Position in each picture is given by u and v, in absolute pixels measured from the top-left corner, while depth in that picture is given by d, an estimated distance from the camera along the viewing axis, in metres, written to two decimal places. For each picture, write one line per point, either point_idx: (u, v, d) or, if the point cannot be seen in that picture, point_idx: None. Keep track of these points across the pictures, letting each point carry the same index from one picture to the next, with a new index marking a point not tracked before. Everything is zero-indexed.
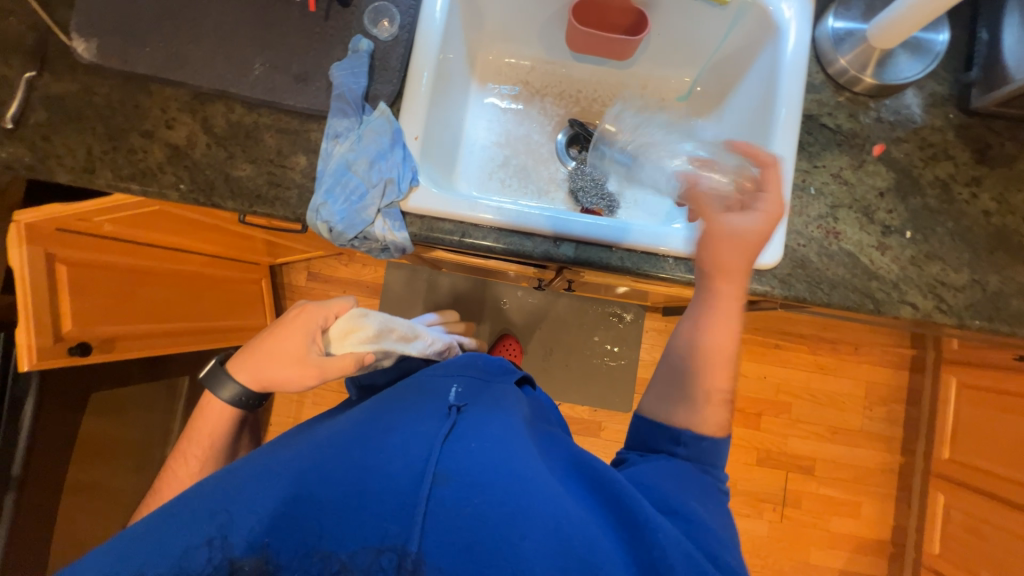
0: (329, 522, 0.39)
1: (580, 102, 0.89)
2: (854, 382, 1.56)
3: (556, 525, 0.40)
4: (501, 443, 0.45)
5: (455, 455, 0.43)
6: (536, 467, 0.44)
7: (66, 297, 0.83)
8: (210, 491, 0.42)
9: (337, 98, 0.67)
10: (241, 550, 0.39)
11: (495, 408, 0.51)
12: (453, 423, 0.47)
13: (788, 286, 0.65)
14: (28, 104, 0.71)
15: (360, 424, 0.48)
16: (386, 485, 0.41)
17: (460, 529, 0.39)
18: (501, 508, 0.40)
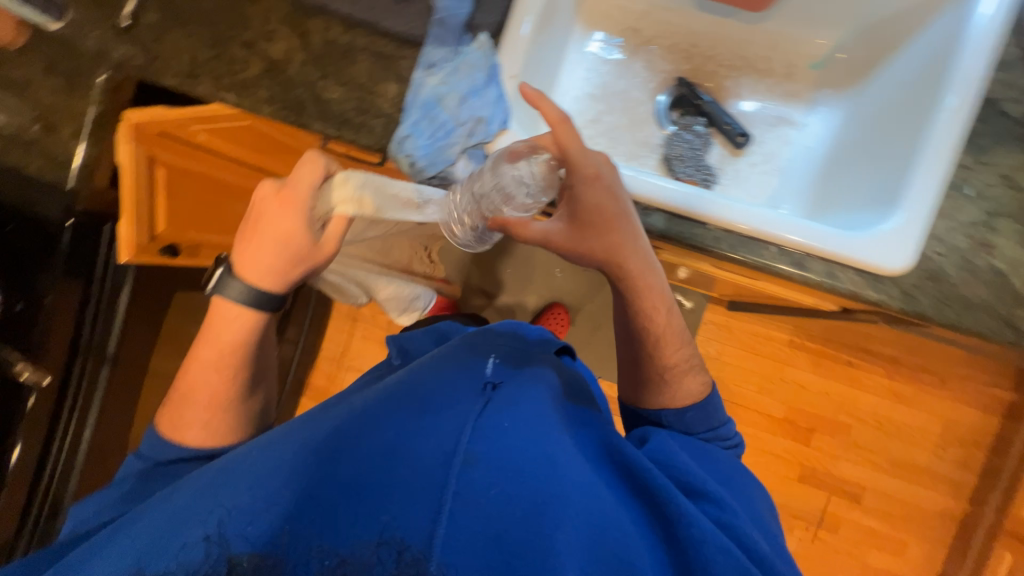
0: (355, 507, 0.43)
1: (693, 58, 0.80)
2: (931, 417, 1.41)
3: (583, 511, 0.45)
4: (531, 431, 0.50)
5: (486, 437, 0.48)
6: (566, 454, 0.49)
7: (160, 200, 0.89)
8: (217, 494, 0.46)
9: (437, 24, 0.63)
10: (241, 548, 0.41)
11: (532, 385, 0.58)
12: (488, 402, 0.53)
13: (910, 300, 0.57)
14: (143, 3, 0.73)
15: (381, 407, 0.53)
16: (419, 464, 0.46)
17: (490, 514, 0.43)
18: (532, 498, 0.44)
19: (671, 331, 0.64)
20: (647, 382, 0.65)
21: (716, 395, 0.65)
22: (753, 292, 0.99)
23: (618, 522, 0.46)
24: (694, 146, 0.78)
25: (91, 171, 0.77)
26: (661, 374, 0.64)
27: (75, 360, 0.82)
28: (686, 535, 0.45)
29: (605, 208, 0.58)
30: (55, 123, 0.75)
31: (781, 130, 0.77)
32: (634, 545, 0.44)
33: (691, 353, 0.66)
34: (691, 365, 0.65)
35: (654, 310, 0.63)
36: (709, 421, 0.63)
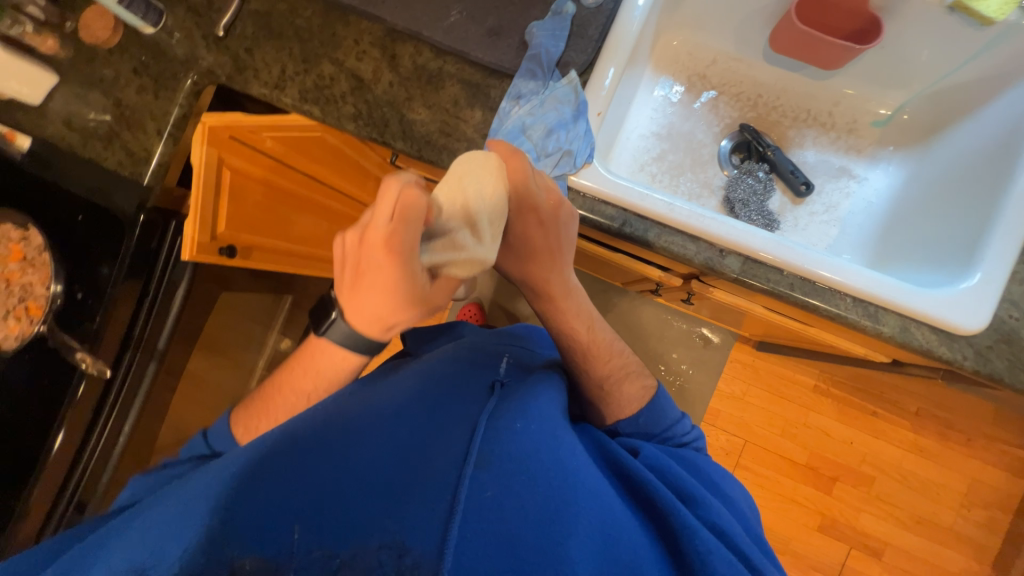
0: (361, 503, 0.41)
1: (758, 107, 0.83)
2: (955, 474, 1.40)
3: (599, 519, 0.43)
4: (545, 433, 0.49)
5: (499, 437, 0.47)
6: (579, 462, 0.48)
7: (224, 201, 0.89)
8: (217, 480, 0.43)
9: (530, 59, 0.66)
10: (241, 550, 0.38)
11: (541, 387, 0.57)
12: (496, 403, 0.52)
13: (984, 360, 0.57)
14: (239, 15, 0.75)
15: (392, 401, 0.52)
16: (431, 464, 0.44)
17: (498, 517, 0.41)
18: (544, 501, 0.43)
19: (602, 342, 0.65)
20: (587, 398, 0.66)
21: (663, 393, 0.66)
22: (794, 336, 1.00)
23: (628, 534, 0.44)
24: (757, 190, 0.79)
25: (167, 169, 0.78)
26: (600, 389, 0.64)
27: (127, 353, 0.81)
28: (689, 545, 0.44)
29: (531, 239, 0.57)
30: (139, 121, 0.77)
31: (842, 181, 0.79)
32: (643, 554, 0.43)
33: (629, 360, 0.67)
34: (626, 372, 0.66)
35: (573, 327, 0.63)
36: (665, 421, 0.64)
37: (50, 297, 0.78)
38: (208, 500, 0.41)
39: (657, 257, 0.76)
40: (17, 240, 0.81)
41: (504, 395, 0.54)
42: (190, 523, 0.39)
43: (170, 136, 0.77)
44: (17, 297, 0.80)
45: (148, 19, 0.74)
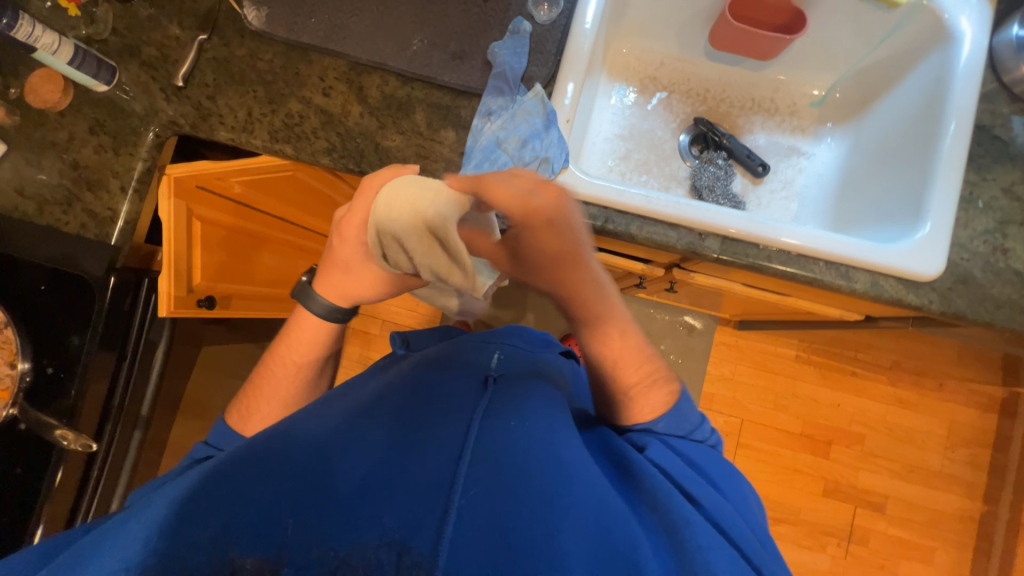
0: (353, 507, 0.40)
1: (707, 101, 0.89)
2: (935, 419, 1.49)
3: (595, 512, 0.43)
4: (540, 426, 0.50)
5: (495, 434, 0.47)
6: (576, 455, 0.48)
7: (197, 251, 0.87)
8: (208, 491, 0.42)
9: (495, 77, 0.70)
10: (243, 548, 0.38)
11: (535, 384, 0.58)
12: (491, 398, 0.53)
13: (947, 301, 0.63)
14: (197, 64, 0.75)
15: (386, 406, 0.51)
16: (425, 463, 0.44)
17: (495, 513, 0.41)
18: (541, 495, 0.43)
19: (625, 350, 0.61)
20: (607, 404, 0.64)
21: (685, 398, 0.62)
22: (773, 309, 1.05)
23: (626, 525, 0.44)
24: (720, 176, 0.84)
25: (134, 227, 0.76)
26: (619, 397, 0.62)
27: (108, 423, 0.78)
28: (689, 541, 0.44)
29: (548, 248, 0.52)
30: (99, 181, 0.75)
31: (794, 159, 0.86)
32: (644, 548, 0.43)
33: (654, 365, 0.63)
34: (653, 378, 0.62)
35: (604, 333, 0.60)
36: (685, 426, 0.60)
37: (19, 374, 0.70)
38: (200, 501, 0.41)
39: (640, 249, 0.80)
40: None
41: (498, 389, 0.54)
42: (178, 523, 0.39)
43: (135, 192, 0.75)
44: None
45: (101, 78, 0.73)
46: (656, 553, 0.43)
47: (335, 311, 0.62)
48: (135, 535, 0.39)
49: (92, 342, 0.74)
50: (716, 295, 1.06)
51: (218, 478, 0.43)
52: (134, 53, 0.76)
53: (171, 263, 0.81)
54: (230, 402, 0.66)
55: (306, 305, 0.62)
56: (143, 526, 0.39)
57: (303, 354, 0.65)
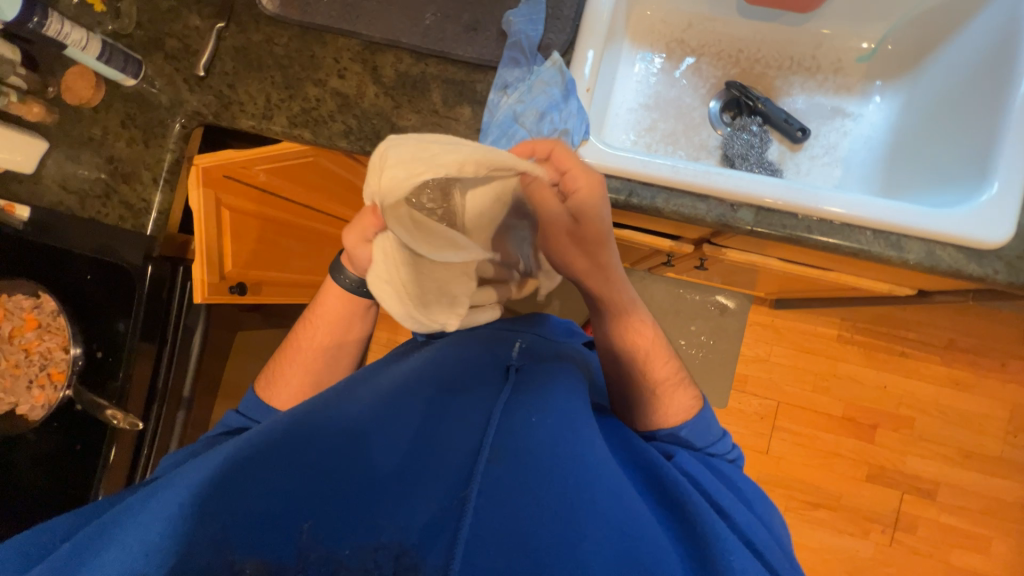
0: (374, 501, 0.41)
1: (740, 62, 0.82)
2: (995, 402, 1.38)
3: (616, 515, 0.42)
4: (563, 422, 0.48)
5: (515, 430, 0.47)
6: (598, 454, 0.47)
7: (227, 239, 0.89)
8: (233, 476, 0.43)
9: (511, 47, 0.67)
10: (243, 550, 0.39)
11: (559, 373, 0.56)
12: (513, 390, 0.52)
13: (1015, 270, 0.57)
14: (217, 53, 0.75)
15: (408, 394, 0.51)
16: (445, 460, 0.44)
17: (514, 516, 0.41)
18: (561, 497, 0.42)
19: (652, 349, 0.63)
20: (637, 402, 0.62)
21: (708, 409, 0.62)
22: (813, 285, 0.99)
23: (647, 529, 0.43)
24: (754, 143, 0.79)
25: (167, 217, 0.79)
26: (652, 392, 0.61)
27: (156, 406, 0.82)
28: (719, 556, 0.42)
29: (590, 231, 0.54)
30: (133, 173, 0.78)
31: (838, 122, 0.79)
32: (665, 553, 0.42)
33: (678, 370, 0.64)
34: (680, 380, 0.63)
35: (637, 328, 0.63)
36: (709, 437, 0.59)
37: (71, 358, 0.78)
38: (229, 482, 0.42)
39: (667, 224, 0.76)
40: (30, 308, 0.80)
41: (520, 380, 0.53)
42: (211, 502, 0.41)
43: (166, 184, 0.78)
44: (38, 364, 0.79)
45: (128, 72, 0.75)
46: (680, 560, 0.42)
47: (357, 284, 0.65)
48: (169, 511, 0.40)
49: (136, 328, 0.78)
50: (750, 272, 1.00)
51: (246, 460, 0.44)
52: (158, 45, 0.77)
53: (203, 251, 0.84)
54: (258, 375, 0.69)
55: (334, 279, 0.66)
56: (176, 502, 0.41)
57: (322, 321, 0.67)
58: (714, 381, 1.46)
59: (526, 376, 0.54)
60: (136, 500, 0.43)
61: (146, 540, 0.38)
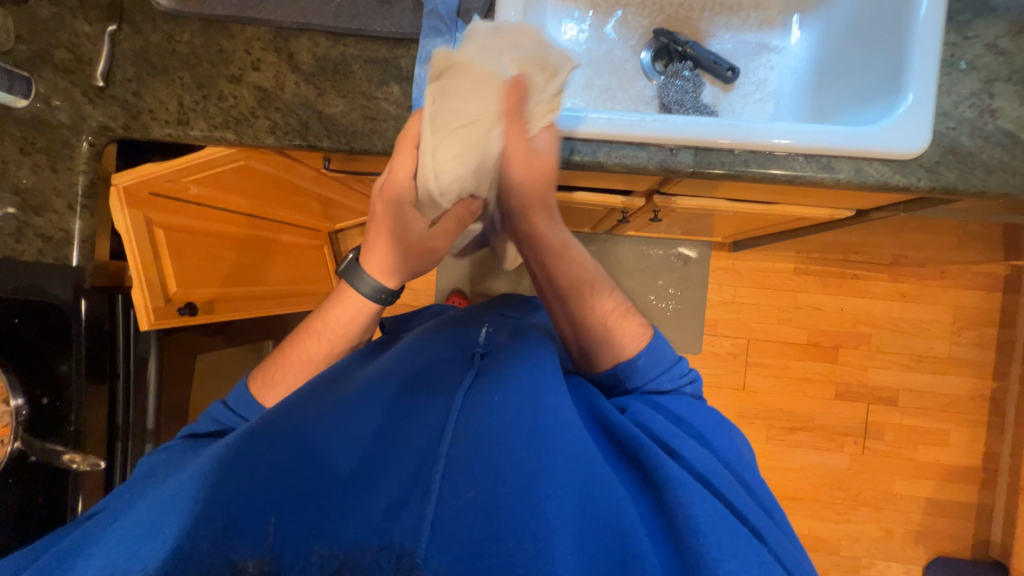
0: (341, 497, 0.42)
1: (665, 9, 0.82)
2: (939, 307, 1.49)
3: (580, 479, 0.43)
4: (526, 395, 0.48)
5: (477, 412, 0.47)
6: (561, 422, 0.46)
7: (167, 261, 0.85)
8: (196, 482, 0.42)
9: (429, 16, 0.65)
10: (243, 551, 0.39)
11: (521, 349, 0.55)
12: (476, 375, 0.52)
13: (936, 176, 0.60)
14: (114, 59, 0.69)
15: (378, 394, 0.51)
16: (411, 450, 0.45)
17: (482, 490, 0.42)
18: (524, 467, 0.43)
19: (600, 278, 0.64)
20: (596, 342, 0.62)
21: (661, 337, 0.63)
22: (763, 221, 1.02)
23: (612, 492, 0.44)
24: (688, 89, 0.80)
25: (93, 244, 0.74)
26: (602, 323, 0.62)
27: (118, 442, 0.81)
28: (670, 496, 0.45)
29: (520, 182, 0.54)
30: (45, 202, 0.72)
31: (764, 57, 0.81)
32: (630, 513, 0.42)
33: (624, 301, 0.65)
34: (627, 309, 0.64)
35: (581, 260, 0.63)
36: (665, 363, 0.61)
37: (15, 410, 0.70)
38: (195, 490, 0.42)
39: (615, 178, 0.77)
40: None
41: (484, 366, 0.54)
42: (178, 515, 0.40)
43: (85, 209, 0.72)
44: None
45: (16, 92, 0.68)
46: (641, 513, 0.45)
47: (384, 292, 0.60)
48: (132, 534, 0.40)
49: (79, 372, 0.75)
50: (704, 217, 1.03)
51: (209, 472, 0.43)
52: (45, 59, 0.70)
53: (141, 274, 0.79)
54: (254, 367, 0.63)
55: (352, 284, 0.59)
56: (146, 516, 0.41)
57: (338, 332, 0.61)
58: (685, 330, 1.51)
59: (489, 360, 0.55)
60: (94, 530, 0.42)
61: (113, 561, 0.38)
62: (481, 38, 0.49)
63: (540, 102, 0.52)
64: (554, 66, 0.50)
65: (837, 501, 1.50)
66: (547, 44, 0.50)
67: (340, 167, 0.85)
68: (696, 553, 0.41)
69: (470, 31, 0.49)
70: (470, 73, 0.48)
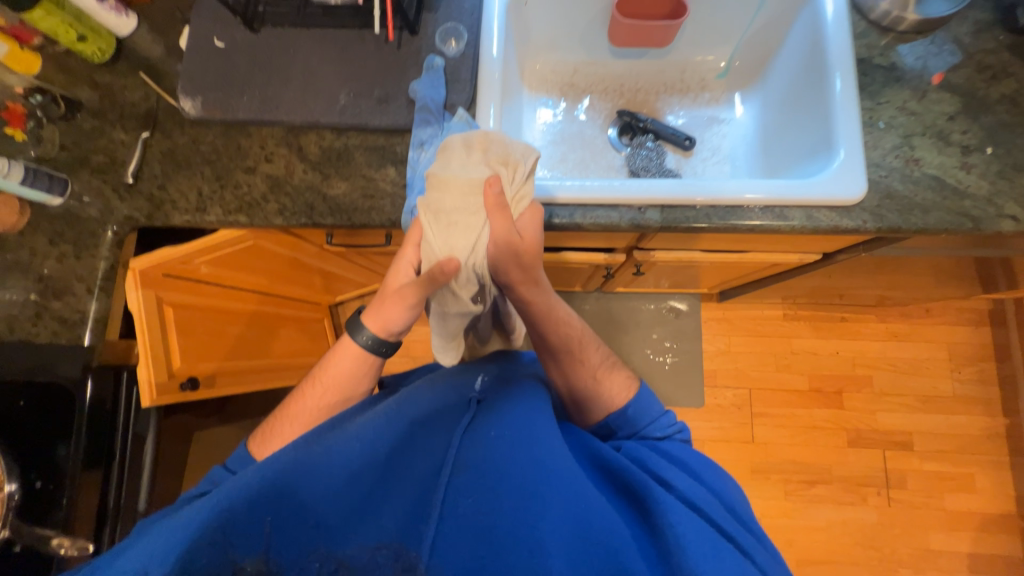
0: (348, 521, 0.48)
1: (625, 94, 0.95)
2: (933, 345, 1.50)
3: (571, 508, 0.47)
4: (523, 431, 0.52)
5: (475, 448, 0.51)
6: (553, 454, 0.50)
7: (173, 336, 0.88)
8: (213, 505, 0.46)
9: (421, 110, 0.74)
10: (244, 556, 0.46)
11: (518, 393, 0.58)
12: (474, 414, 0.55)
13: (879, 218, 0.66)
14: (144, 160, 0.79)
15: (377, 433, 0.52)
16: (415, 479, 0.51)
17: (477, 516, 0.47)
18: (518, 496, 0.47)
19: (586, 335, 0.66)
20: (585, 399, 0.65)
21: (645, 391, 0.66)
22: (741, 269, 1.08)
23: (602, 519, 0.47)
24: (653, 157, 0.90)
25: (106, 323, 0.78)
26: (591, 380, 0.65)
27: (106, 528, 0.78)
28: (662, 525, 0.46)
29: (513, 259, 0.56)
30: (66, 287, 0.77)
31: (715, 127, 0.92)
32: (620, 534, 0.46)
33: (608, 354, 0.68)
34: (612, 362, 0.67)
35: (568, 319, 0.64)
36: (653, 414, 0.63)
37: (7, 496, 0.69)
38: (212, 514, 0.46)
39: (594, 237, 0.83)
40: None
41: (483, 407, 0.56)
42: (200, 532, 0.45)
43: (101, 291, 0.78)
44: None
45: (54, 191, 0.77)
46: (635, 537, 0.47)
47: (374, 340, 0.61)
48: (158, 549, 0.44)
49: (76, 457, 0.75)
50: (685, 269, 1.09)
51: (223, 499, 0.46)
52: (83, 162, 0.79)
53: (148, 350, 0.82)
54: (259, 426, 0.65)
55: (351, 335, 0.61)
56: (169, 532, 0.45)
57: (333, 383, 0.62)
58: (685, 382, 1.51)
59: (487, 401, 0.57)
60: (115, 546, 0.48)
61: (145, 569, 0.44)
62: (456, 152, 0.55)
63: (514, 189, 0.56)
64: (518, 159, 0.57)
65: (873, 563, 1.39)
66: (510, 145, 0.57)
67: (341, 241, 0.92)
68: (683, 570, 0.43)
69: (446, 149, 0.56)
70: (453, 184, 0.54)
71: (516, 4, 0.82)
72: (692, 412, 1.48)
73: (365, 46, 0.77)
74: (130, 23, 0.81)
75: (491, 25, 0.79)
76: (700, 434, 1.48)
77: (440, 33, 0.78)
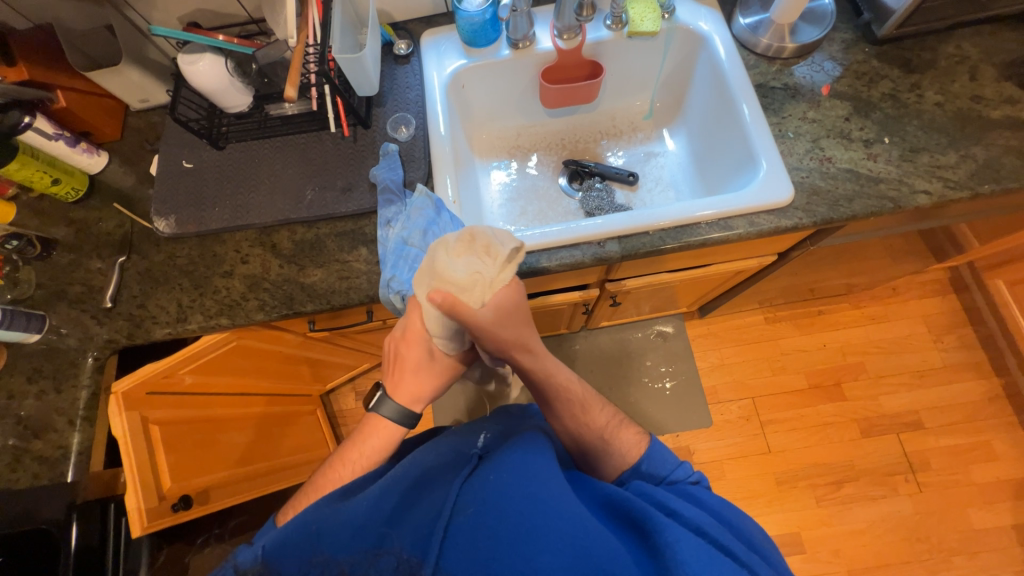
0: (353, 555, 0.49)
1: (567, 146, 1.05)
2: (911, 321, 1.56)
3: (572, 536, 0.47)
4: (523, 471, 0.53)
5: (474, 493, 0.51)
6: (553, 489, 0.51)
7: (161, 456, 0.84)
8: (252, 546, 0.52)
9: (383, 192, 0.80)
10: (247, 562, 0.51)
11: (519, 440, 0.59)
12: (475, 466, 0.55)
13: (812, 213, 0.74)
14: (122, 283, 0.81)
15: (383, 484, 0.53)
16: (416, 525, 0.50)
17: (478, 550, 0.47)
18: (520, 529, 0.48)
19: (591, 397, 0.67)
20: (592, 457, 0.66)
21: (658, 442, 0.66)
22: (710, 282, 1.14)
23: (604, 542, 0.48)
24: (603, 196, 0.97)
25: (89, 454, 0.76)
26: (600, 439, 0.65)
27: None
28: (668, 550, 0.47)
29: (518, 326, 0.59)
30: (47, 425, 0.75)
31: (653, 161, 1.02)
32: (620, 556, 0.47)
33: (617, 411, 0.69)
34: (621, 418, 0.68)
35: (569, 384, 0.66)
36: (667, 465, 0.64)
37: None
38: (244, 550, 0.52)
39: (565, 277, 0.87)
40: None
41: (483, 461, 0.56)
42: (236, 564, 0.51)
43: (84, 421, 0.76)
44: None
45: (32, 328, 0.77)
46: (637, 560, 0.47)
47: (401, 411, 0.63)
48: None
49: None
50: (659, 292, 1.14)
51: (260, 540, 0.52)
52: (61, 296, 0.81)
53: (133, 475, 0.78)
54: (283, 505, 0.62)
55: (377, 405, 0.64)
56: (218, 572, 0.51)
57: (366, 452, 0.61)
58: (689, 404, 1.50)
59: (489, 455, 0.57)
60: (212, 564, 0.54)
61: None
62: (449, 251, 0.54)
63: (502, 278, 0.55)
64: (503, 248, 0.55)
65: (925, 556, 1.33)
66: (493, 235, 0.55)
67: (324, 327, 0.93)
68: None
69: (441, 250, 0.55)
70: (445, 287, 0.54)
71: (454, 87, 0.92)
72: (704, 432, 1.46)
73: (324, 145, 0.85)
74: (100, 160, 0.87)
75: (435, 107, 0.88)
76: (717, 455, 1.46)
77: (391, 122, 0.85)
